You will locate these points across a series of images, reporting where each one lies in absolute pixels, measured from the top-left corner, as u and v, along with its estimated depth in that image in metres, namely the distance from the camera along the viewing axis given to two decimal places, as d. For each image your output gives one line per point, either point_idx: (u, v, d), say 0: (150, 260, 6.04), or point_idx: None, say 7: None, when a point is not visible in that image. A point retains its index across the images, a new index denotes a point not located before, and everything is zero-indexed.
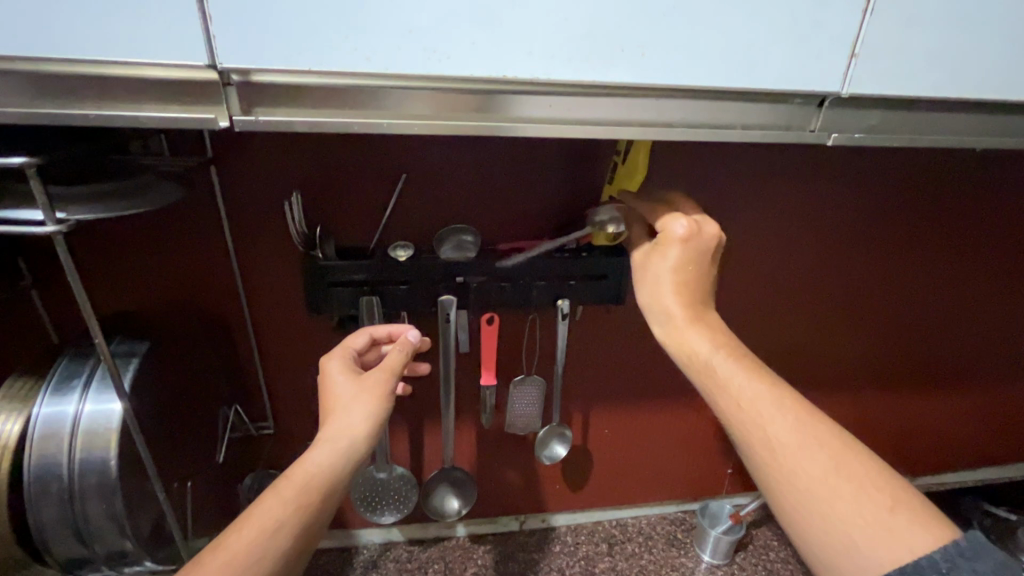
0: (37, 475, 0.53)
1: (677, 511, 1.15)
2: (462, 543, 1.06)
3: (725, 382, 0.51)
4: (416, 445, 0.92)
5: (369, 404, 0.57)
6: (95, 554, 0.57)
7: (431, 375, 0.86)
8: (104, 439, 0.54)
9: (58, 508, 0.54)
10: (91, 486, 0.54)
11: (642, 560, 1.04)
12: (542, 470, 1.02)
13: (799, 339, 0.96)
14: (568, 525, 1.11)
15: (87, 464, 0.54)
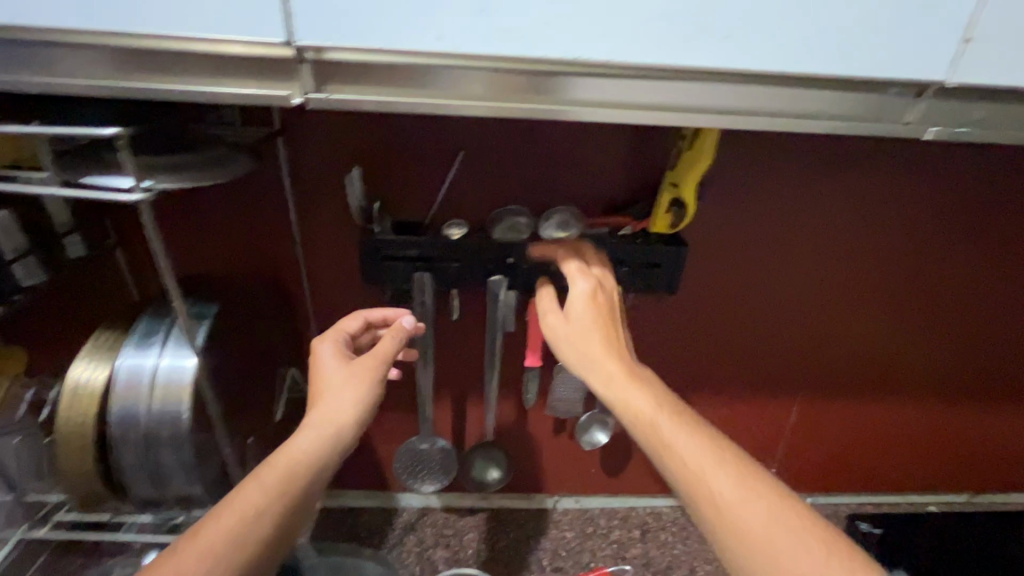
0: (120, 422, 0.58)
1: None
2: (497, 515, 1.09)
3: (670, 441, 0.52)
4: (458, 418, 0.94)
5: (358, 393, 0.60)
6: (166, 496, 0.63)
7: (476, 353, 0.87)
8: (178, 393, 0.59)
9: (139, 453, 0.59)
10: (164, 436, 0.58)
11: (674, 551, 1.05)
12: (580, 453, 1.02)
13: (782, 345, 0.89)
14: (602, 509, 1.12)
15: (162, 416, 0.58)
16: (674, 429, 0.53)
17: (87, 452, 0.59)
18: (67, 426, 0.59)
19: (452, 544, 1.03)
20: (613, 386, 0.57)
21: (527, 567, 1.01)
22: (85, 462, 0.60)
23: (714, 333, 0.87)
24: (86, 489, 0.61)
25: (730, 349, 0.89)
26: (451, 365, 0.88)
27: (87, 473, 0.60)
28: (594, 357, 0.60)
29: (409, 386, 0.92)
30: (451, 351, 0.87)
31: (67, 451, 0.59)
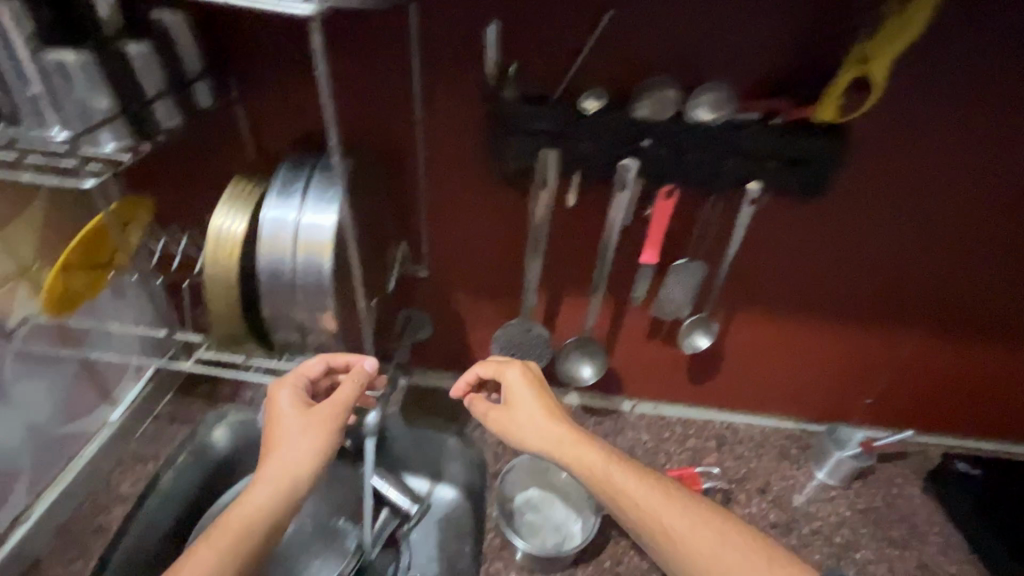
0: (267, 273, 0.59)
1: (795, 429, 1.11)
2: (574, 411, 1.12)
3: (624, 489, 0.67)
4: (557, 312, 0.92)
5: (318, 444, 0.66)
6: (308, 348, 0.66)
7: (589, 245, 0.83)
8: (320, 249, 0.58)
9: (286, 304, 0.61)
10: (309, 290, 0.60)
11: (751, 464, 1.05)
12: (668, 360, 1.01)
13: (865, 269, 0.86)
14: (678, 418, 1.13)
15: (307, 268, 0.59)
16: (621, 475, 0.68)
17: (233, 294, 0.62)
18: (216, 269, 0.61)
19: None
20: (563, 445, 0.71)
21: None
22: (230, 304, 0.62)
23: (841, 245, 0.83)
24: (230, 329, 0.65)
25: (851, 264, 0.86)
26: (558, 255, 0.85)
27: (231, 314, 0.63)
28: (541, 431, 0.72)
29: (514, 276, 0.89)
30: (562, 240, 0.83)
31: (216, 291, 0.62)
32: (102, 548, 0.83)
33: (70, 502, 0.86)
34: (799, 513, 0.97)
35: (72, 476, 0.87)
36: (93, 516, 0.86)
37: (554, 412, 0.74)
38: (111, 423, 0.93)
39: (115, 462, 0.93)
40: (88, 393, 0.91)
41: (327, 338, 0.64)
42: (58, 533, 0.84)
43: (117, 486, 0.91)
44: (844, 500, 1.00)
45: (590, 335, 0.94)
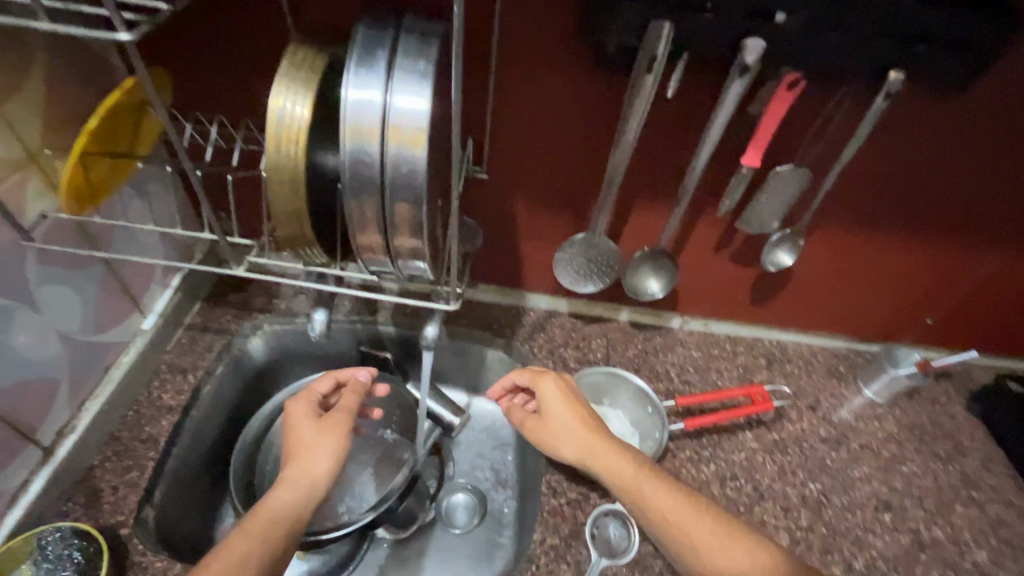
0: (349, 166, 0.50)
1: (845, 348, 1.09)
2: (623, 327, 1.08)
3: (653, 496, 0.67)
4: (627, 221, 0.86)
5: (331, 445, 0.73)
6: (387, 261, 0.59)
7: (685, 146, 0.74)
8: (413, 140, 0.49)
9: (368, 207, 0.52)
10: (401, 192, 0.51)
11: (801, 380, 1.04)
12: (733, 275, 0.96)
13: (988, 179, 0.78)
14: (728, 335, 1.10)
15: (398, 162, 0.49)
16: (652, 488, 0.68)
17: (299, 191, 0.53)
18: (279, 159, 0.51)
19: (581, 346, 1.04)
20: (594, 454, 0.73)
21: (656, 376, 1.02)
22: (297, 201, 0.54)
23: (969, 153, 0.75)
24: (295, 230, 0.57)
25: (972, 176, 0.78)
26: (646, 156, 0.77)
27: (295, 213, 0.55)
28: (577, 441, 0.73)
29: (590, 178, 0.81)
30: (653, 138, 0.74)
31: (278, 187, 0.53)
32: (155, 456, 0.79)
33: (113, 411, 0.82)
34: (849, 428, 0.98)
35: (113, 385, 0.82)
36: (139, 425, 0.82)
37: (586, 424, 0.75)
38: (144, 332, 0.88)
39: (154, 371, 0.88)
40: (119, 301, 0.84)
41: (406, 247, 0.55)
42: (105, 441, 0.80)
43: (159, 395, 0.86)
44: (891, 417, 1.01)
45: (660, 247, 0.88)
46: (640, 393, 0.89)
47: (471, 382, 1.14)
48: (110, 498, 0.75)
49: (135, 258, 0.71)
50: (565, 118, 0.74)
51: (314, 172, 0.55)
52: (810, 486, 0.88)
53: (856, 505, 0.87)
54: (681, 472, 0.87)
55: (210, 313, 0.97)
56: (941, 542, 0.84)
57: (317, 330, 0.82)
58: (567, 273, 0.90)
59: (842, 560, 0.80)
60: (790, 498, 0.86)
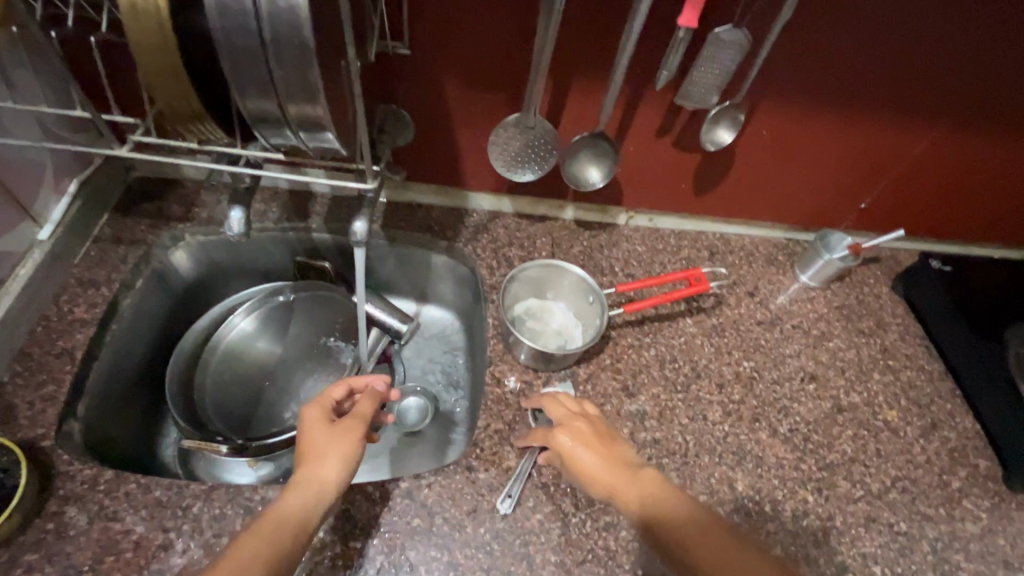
0: (219, 9, 0.43)
1: (783, 238, 1.12)
2: (569, 226, 1.06)
3: (676, 537, 0.55)
4: (563, 103, 0.82)
5: (342, 453, 0.65)
6: (290, 134, 0.53)
7: (617, 9, 0.70)
8: None
9: (250, 65, 0.45)
10: (286, 45, 0.44)
11: (740, 270, 1.07)
12: (676, 163, 0.94)
13: (926, 38, 0.77)
14: (672, 230, 1.10)
15: (275, 6, 0.42)
16: (677, 524, 0.56)
17: (169, 46, 0.46)
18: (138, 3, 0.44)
19: (525, 245, 1.02)
20: (618, 492, 0.62)
21: (601, 271, 1.02)
22: (172, 64, 0.47)
23: (910, 6, 0.74)
24: (177, 101, 0.50)
25: (929, 35, 0.77)
26: (578, 24, 0.72)
27: (172, 77, 0.48)
28: (604, 479, 0.63)
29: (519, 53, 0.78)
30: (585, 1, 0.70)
31: (145, 40, 0.46)
32: (74, 369, 0.75)
33: (18, 325, 0.75)
34: (782, 311, 1.02)
35: (13, 298, 0.75)
36: (51, 339, 0.77)
37: (615, 459, 0.65)
38: (42, 243, 0.80)
39: (62, 285, 0.81)
40: (4, 206, 0.75)
41: (306, 118, 0.49)
42: (14, 357, 0.74)
43: (71, 309, 0.80)
44: (822, 299, 1.05)
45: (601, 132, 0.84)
46: (582, 285, 0.88)
47: (418, 290, 1.11)
48: (27, 412, 0.70)
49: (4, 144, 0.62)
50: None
51: (185, 26, 0.48)
52: (744, 364, 0.93)
53: (784, 377, 0.92)
54: (623, 358, 0.90)
55: (120, 225, 0.89)
56: (858, 405, 0.91)
57: (236, 230, 0.74)
58: (505, 162, 0.86)
59: (768, 426, 0.86)
60: (724, 375, 0.90)
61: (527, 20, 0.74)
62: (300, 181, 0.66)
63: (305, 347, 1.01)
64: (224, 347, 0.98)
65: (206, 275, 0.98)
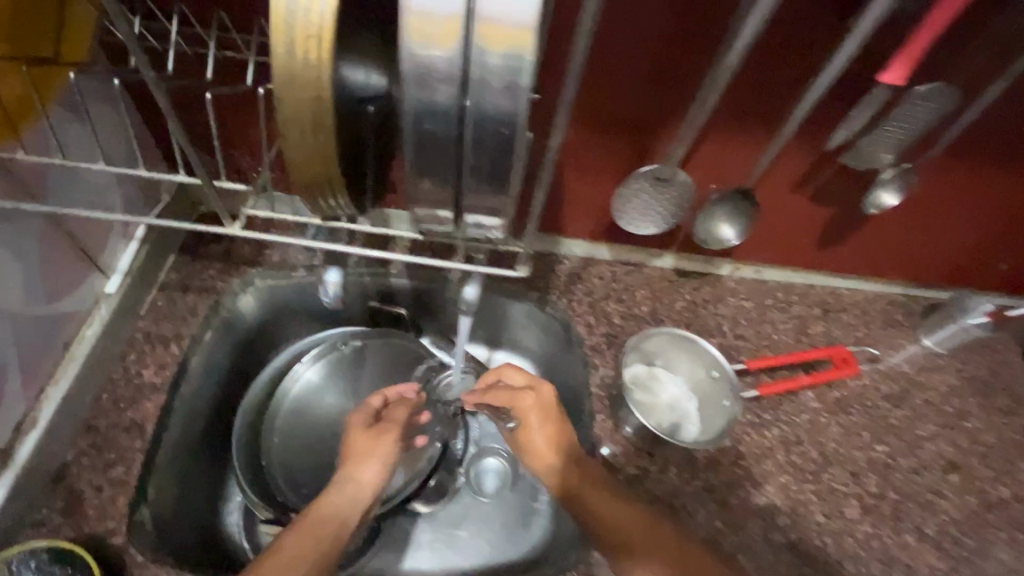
0: (410, 82, 0.33)
1: (901, 294, 1.00)
2: (668, 276, 0.96)
3: (606, 519, 0.63)
4: (709, 156, 0.71)
5: (380, 460, 0.67)
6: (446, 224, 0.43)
7: (802, 61, 0.60)
8: (512, 45, 0.32)
9: (433, 148, 0.36)
10: (489, 133, 0.35)
11: (859, 332, 0.95)
12: (809, 216, 0.84)
13: None
14: (779, 283, 0.99)
15: (486, 85, 0.33)
16: (597, 500, 0.64)
17: (323, 119, 0.36)
18: (295, 72, 0.34)
19: (624, 299, 0.92)
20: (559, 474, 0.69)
21: (708, 332, 0.92)
22: (321, 139, 0.37)
23: None
24: (314, 177, 0.40)
25: None
26: (752, 74, 0.61)
27: (321, 152, 0.38)
28: (549, 461, 0.70)
29: (671, 102, 0.67)
30: (769, 51, 0.59)
31: (294, 112, 0.36)
32: (144, 447, 0.66)
33: (84, 394, 0.67)
34: (911, 383, 0.91)
35: (80, 364, 0.66)
36: (118, 410, 0.68)
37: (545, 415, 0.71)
38: (109, 297, 0.71)
39: (128, 342, 0.73)
40: (71, 262, 0.66)
41: (482, 208, 0.40)
42: (79, 430, 0.66)
43: (139, 371, 0.71)
44: (951, 368, 0.93)
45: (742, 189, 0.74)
46: (705, 357, 0.80)
47: (490, 331, 0.93)
48: (94, 501, 0.62)
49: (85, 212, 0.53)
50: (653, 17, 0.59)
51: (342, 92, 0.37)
52: (877, 448, 0.82)
53: (923, 466, 0.82)
54: (744, 440, 0.79)
55: (188, 268, 0.80)
56: (1008, 501, 0.81)
57: None
58: (628, 218, 0.76)
59: (914, 526, 0.76)
60: (858, 462, 0.80)
61: (691, 68, 0.63)
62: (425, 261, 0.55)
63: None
64: (288, 403, 0.84)
65: (269, 318, 0.85)
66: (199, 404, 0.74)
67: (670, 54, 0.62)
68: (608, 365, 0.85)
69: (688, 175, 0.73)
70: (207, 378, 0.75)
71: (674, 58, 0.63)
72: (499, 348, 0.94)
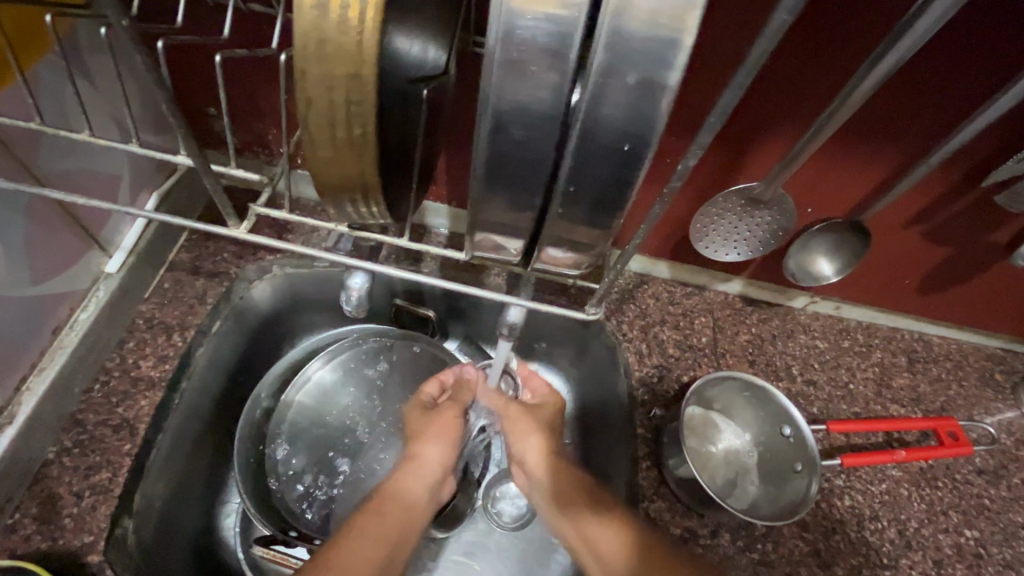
0: (509, 63, 0.26)
1: (999, 347, 0.87)
2: (732, 303, 0.83)
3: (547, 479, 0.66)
4: (818, 178, 0.63)
5: (445, 438, 0.66)
6: (514, 253, 0.37)
7: (960, 84, 0.50)
8: (655, 24, 0.24)
9: (532, 158, 0.29)
10: (605, 134, 0.28)
11: (951, 390, 0.82)
12: (917, 254, 0.73)
13: None
14: (859, 322, 0.86)
15: (612, 73, 0.26)
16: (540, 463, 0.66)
17: (361, 102, 0.27)
18: (329, 36, 0.25)
19: (681, 326, 0.80)
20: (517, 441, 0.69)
21: (775, 373, 0.79)
22: (356, 126, 0.28)
23: None
24: (343, 174, 0.30)
25: None
26: (896, 94, 0.52)
27: (356, 147, 0.29)
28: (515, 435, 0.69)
29: (784, 115, 0.57)
30: (923, 70, 0.50)
31: (323, 93, 0.26)
32: (133, 451, 0.59)
33: (71, 387, 0.60)
34: (1009, 457, 0.77)
35: (67, 355, 0.60)
36: (109, 406, 0.61)
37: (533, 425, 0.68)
38: (109, 277, 0.65)
39: (127, 329, 0.66)
40: (66, 237, 0.60)
41: (580, 225, 0.32)
42: (62, 427, 0.60)
43: (136, 362, 0.64)
44: None
45: (852, 219, 0.64)
46: (777, 412, 0.69)
47: (520, 341, 0.82)
48: (73, 510, 0.56)
49: (93, 203, 0.48)
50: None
51: None
52: (965, 534, 0.70)
53: (1020, 561, 0.69)
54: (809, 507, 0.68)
55: (199, 249, 0.72)
56: None
57: (354, 304, 0.56)
58: (710, 241, 0.68)
59: None
60: (942, 549, 0.68)
61: (822, 76, 0.52)
62: (476, 293, 0.51)
63: (394, 413, 0.78)
64: (297, 405, 0.76)
65: (286, 308, 0.76)
66: (204, 401, 0.67)
67: (795, 56, 0.51)
68: (659, 399, 0.74)
69: (786, 191, 0.64)
70: (212, 375, 0.67)
71: (803, 64, 0.52)
72: (530, 360, 0.84)
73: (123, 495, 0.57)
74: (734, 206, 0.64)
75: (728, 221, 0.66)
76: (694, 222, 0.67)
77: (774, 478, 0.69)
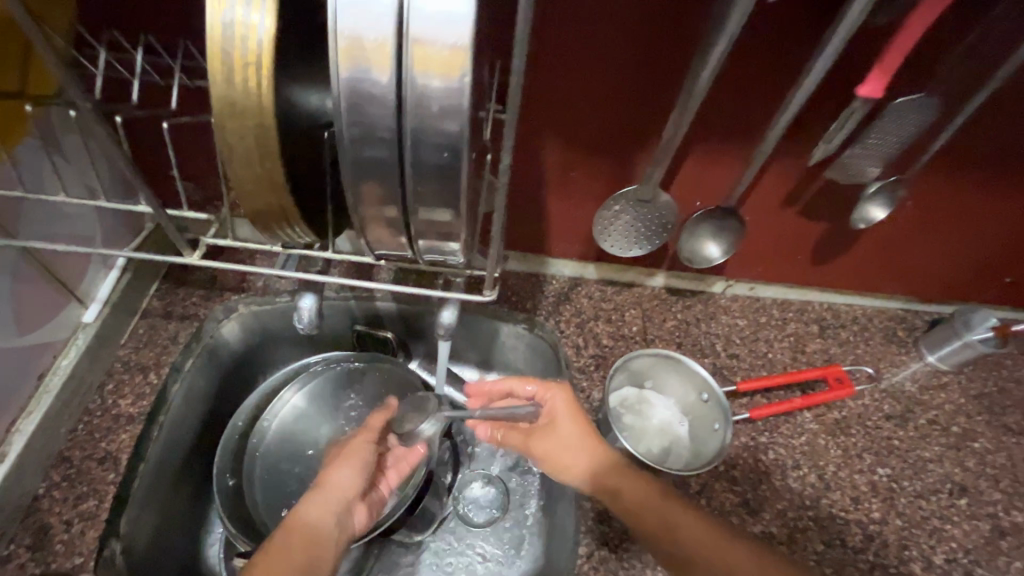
0: (351, 103, 0.37)
1: (900, 308, 0.98)
2: (659, 295, 0.93)
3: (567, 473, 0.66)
4: (694, 176, 0.74)
5: (354, 466, 0.67)
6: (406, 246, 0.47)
7: (777, 84, 0.62)
8: (443, 64, 0.35)
9: (384, 168, 0.39)
10: (430, 149, 0.38)
11: (857, 350, 0.92)
12: (799, 234, 0.85)
13: None
14: (774, 299, 0.96)
15: (418, 103, 0.37)
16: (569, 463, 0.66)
17: (268, 148, 0.40)
18: (238, 101, 0.38)
19: (614, 319, 0.89)
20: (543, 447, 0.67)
21: (701, 351, 0.88)
22: (267, 163, 0.40)
23: None
24: (262, 200, 0.42)
25: None
26: (721, 95, 0.64)
27: (269, 180, 0.41)
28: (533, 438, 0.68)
29: (650, 124, 0.68)
30: (740, 75, 0.61)
31: (239, 142, 0.39)
32: (116, 479, 0.66)
33: (57, 427, 0.67)
34: (913, 402, 0.87)
35: (52, 398, 0.67)
36: (93, 441, 0.68)
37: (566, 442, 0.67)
38: (87, 327, 0.72)
39: (107, 372, 0.73)
40: (47, 295, 0.68)
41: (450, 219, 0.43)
42: (50, 465, 0.66)
43: (116, 402, 0.71)
44: (956, 385, 0.90)
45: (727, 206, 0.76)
46: (696, 380, 0.78)
47: (481, 355, 0.91)
48: (63, 536, 0.62)
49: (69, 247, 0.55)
50: (623, 47, 0.60)
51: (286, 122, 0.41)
52: (879, 473, 0.78)
53: (930, 490, 0.78)
54: (738, 464, 0.76)
55: (171, 295, 0.80)
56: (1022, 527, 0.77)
57: (306, 322, 0.64)
58: (613, 240, 0.80)
59: (921, 556, 0.72)
60: (859, 487, 0.76)
61: (666, 91, 0.64)
62: (400, 290, 0.58)
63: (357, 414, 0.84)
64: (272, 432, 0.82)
65: (256, 343, 0.83)
66: (183, 431, 0.73)
67: (644, 74, 0.63)
68: (597, 389, 0.82)
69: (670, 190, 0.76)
70: (191, 405, 0.74)
71: (649, 80, 0.63)
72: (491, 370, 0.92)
73: (109, 520, 0.63)
74: (627, 203, 0.75)
75: (625, 219, 0.77)
76: (598, 219, 0.78)
77: (699, 436, 0.78)
